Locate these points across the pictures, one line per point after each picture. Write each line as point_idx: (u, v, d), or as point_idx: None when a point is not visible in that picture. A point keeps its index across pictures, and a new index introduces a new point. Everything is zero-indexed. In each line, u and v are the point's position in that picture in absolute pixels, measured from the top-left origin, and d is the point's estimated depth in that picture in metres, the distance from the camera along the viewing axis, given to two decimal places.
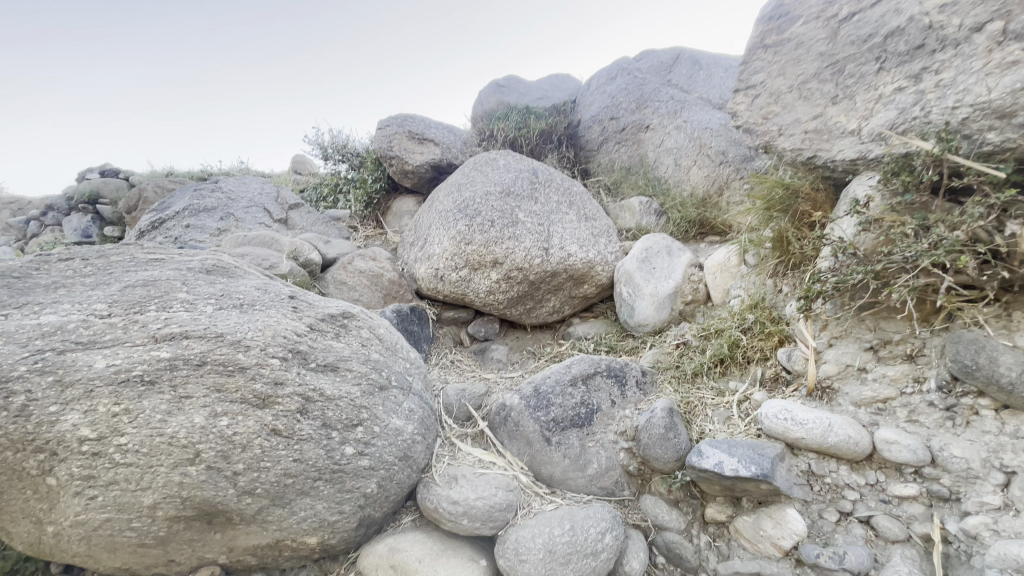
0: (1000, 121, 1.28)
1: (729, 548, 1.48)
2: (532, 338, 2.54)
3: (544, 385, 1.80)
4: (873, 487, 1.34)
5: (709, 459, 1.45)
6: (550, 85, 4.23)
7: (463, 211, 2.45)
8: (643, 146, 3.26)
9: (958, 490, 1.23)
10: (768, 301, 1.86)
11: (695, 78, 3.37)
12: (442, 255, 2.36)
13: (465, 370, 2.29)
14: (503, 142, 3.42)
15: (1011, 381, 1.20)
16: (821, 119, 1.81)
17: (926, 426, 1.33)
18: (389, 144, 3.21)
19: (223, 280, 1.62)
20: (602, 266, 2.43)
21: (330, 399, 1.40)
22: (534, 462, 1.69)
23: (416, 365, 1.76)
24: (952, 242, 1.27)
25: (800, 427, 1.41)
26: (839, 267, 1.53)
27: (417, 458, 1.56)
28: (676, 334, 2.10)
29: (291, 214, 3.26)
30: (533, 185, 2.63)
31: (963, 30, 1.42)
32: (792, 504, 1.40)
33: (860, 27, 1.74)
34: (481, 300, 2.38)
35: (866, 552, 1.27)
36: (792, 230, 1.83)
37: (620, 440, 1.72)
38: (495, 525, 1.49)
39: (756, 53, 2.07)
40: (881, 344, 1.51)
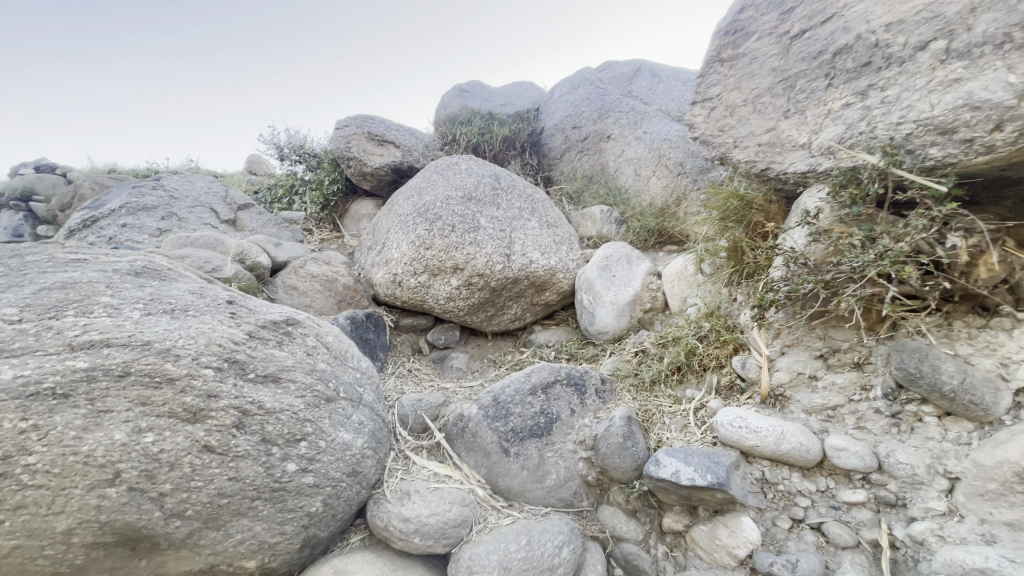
0: (942, 137, 1.32)
1: (686, 558, 1.47)
2: (493, 346, 2.49)
3: (503, 394, 1.75)
4: (823, 493, 1.36)
5: (667, 468, 1.44)
6: (513, 92, 4.22)
7: (423, 215, 2.38)
8: (605, 155, 3.29)
9: (904, 496, 1.25)
10: (723, 310, 1.89)
11: (655, 90, 3.44)
12: (400, 260, 2.29)
13: (423, 379, 2.22)
14: (465, 146, 3.37)
15: (954, 389, 1.25)
16: (774, 132, 1.85)
17: (872, 432, 1.36)
18: (347, 144, 3.10)
19: (154, 283, 1.50)
20: (564, 274, 2.40)
21: (269, 413, 1.31)
22: (491, 474, 1.64)
23: (367, 375, 1.68)
24: (896, 253, 1.31)
25: (755, 435, 1.42)
26: (791, 277, 1.56)
27: (367, 473, 1.48)
28: (635, 341, 2.10)
29: (241, 215, 3.09)
30: (495, 191, 2.58)
31: (908, 49, 1.47)
32: (747, 512, 1.40)
33: (810, 43, 1.79)
34: (441, 307, 2.32)
35: (818, 559, 1.28)
36: (746, 240, 1.87)
37: (579, 449, 1.69)
38: (449, 542, 1.42)
39: (712, 66, 2.12)
40: (829, 352, 1.55)
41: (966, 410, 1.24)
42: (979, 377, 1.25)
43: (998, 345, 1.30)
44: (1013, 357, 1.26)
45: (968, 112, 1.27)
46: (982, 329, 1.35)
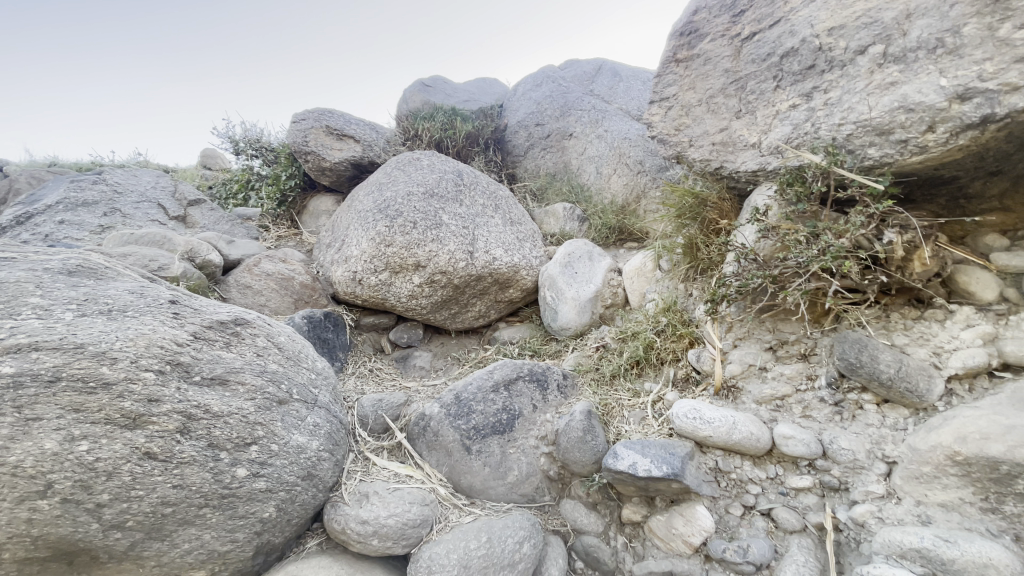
0: (879, 138, 1.39)
1: (644, 548, 1.50)
2: (456, 344, 2.48)
3: (465, 392, 1.74)
4: (772, 480, 1.41)
5: (624, 460, 1.46)
6: (477, 88, 4.19)
7: (383, 211, 2.34)
8: (567, 153, 3.31)
9: (846, 480, 1.31)
10: (680, 304, 1.94)
11: (615, 90, 3.49)
12: (360, 257, 2.24)
13: (385, 378, 2.17)
14: (428, 142, 3.29)
15: (890, 377, 1.32)
16: (727, 132, 1.90)
17: (817, 420, 1.42)
18: (304, 138, 3.00)
19: (90, 283, 1.41)
20: (527, 271, 2.40)
21: (216, 417, 1.26)
22: (452, 473, 1.63)
23: (323, 376, 1.63)
24: (837, 249, 1.37)
25: (708, 425, 1.46)
26: (741, 272, 1.61)
27: (324, 476, 1.45)
28: (597, 337, 2.13)
29: (191, 211, 2.96)
30: (457, 187, 2.56)
31: (849, 53, 1.54)
32: (701, 501, 1.44)
33: (759, 46, 1.84)
34: (403, 305, 2.29)
35: (767, 544, 1.33)
36: (700, 237, 1.93)
37: (541, 444, 1.70)
38: (408, 543, 1.40)
39: (668, 66, 2.16)
40: (778, 344, 1.61)
41: (902, 397, 1.31)
42: (913, 366, 1.32)
43: (930, 335, 1.38)
44: (944, 347, 1.35)
45: (903, 113, 1.34)
46: (917, 320, 1.43)
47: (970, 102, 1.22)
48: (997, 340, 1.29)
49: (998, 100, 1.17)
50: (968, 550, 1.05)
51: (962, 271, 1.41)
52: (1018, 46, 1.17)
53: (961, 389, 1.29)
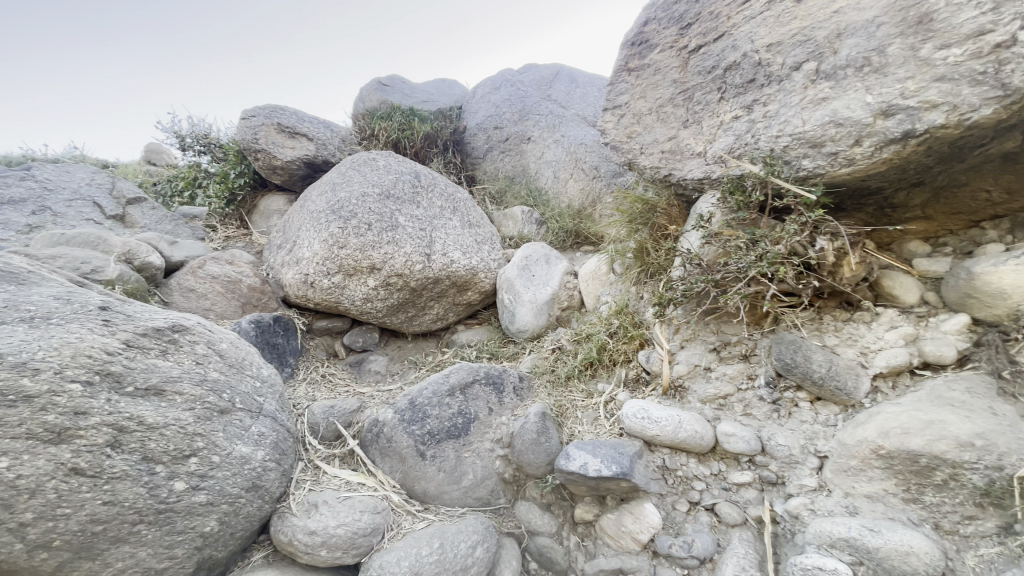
0: (812, 150, 1.47)
1: (595, 547, 1.53)
2: (413, 347, 2.45)
3: (420, 396, 1.71)
4: (716, 476, 1.47)
5: (576, 461, 1.49)
6: (435, 89, 4.17)
7: (336, 212, 2.27)
8: (525, 156, 3.34)
9: (783, 474, 1.38)
10: (632, 307, 2.00)
11: (572, 95, 3.56)
12: (311, 259, 2.17)
13: (338, 384, 2.12)
14: (385, 142, 3.20)
15: (822, 375, 1.40)
16: (676, 140, 1.96)
17: (757, 417, 1.49)
18: (254, 135, 2.90)
19: (8, 288, 1.30)
20: (485, 274, 2.40)
21: (151, 429, 1.20)
22: (406, 479, 1.61)
23: (269, 384, 1.58)
24: (774, 255, 1.44)
25: (656, 425, 1.50)
26: (687, 276, 1.68)
27: (269, 487, 1.41)
28: (553, 339, 2.16)
29: (130, 210, 2.80)
30: (415, 189, 2.50)
31: (785, 68, 1.62)
32: (649, 499, 1.48)
33: (705, 59, 1.91)
34: (357, 308, 2.25)
35: (710, 538, 1.38)
36: (650, 242, 2.02)
37: (496, 447, 1.70)
38: (358, 552, 1.38)
39: (621, 75, 2.22)
40: (722, 345, 1.68)
41: (833, 395, 1.39)
42: (843, 365, 1.41)
43: (859, 337, 1.48)
44: (870, 347, 1.44)
45: (833, 127, 1.42)
46: (847, 322, 1.52)
47: (893, 118, 1.30)
48: (918, 340, 1.39)
49: (918, 116, 1.26)
50: (891, 539, 1.12)
51: (887, 276, 1.51)
52: (936, 66, 1.25)
53: (885, 386, 1.38)
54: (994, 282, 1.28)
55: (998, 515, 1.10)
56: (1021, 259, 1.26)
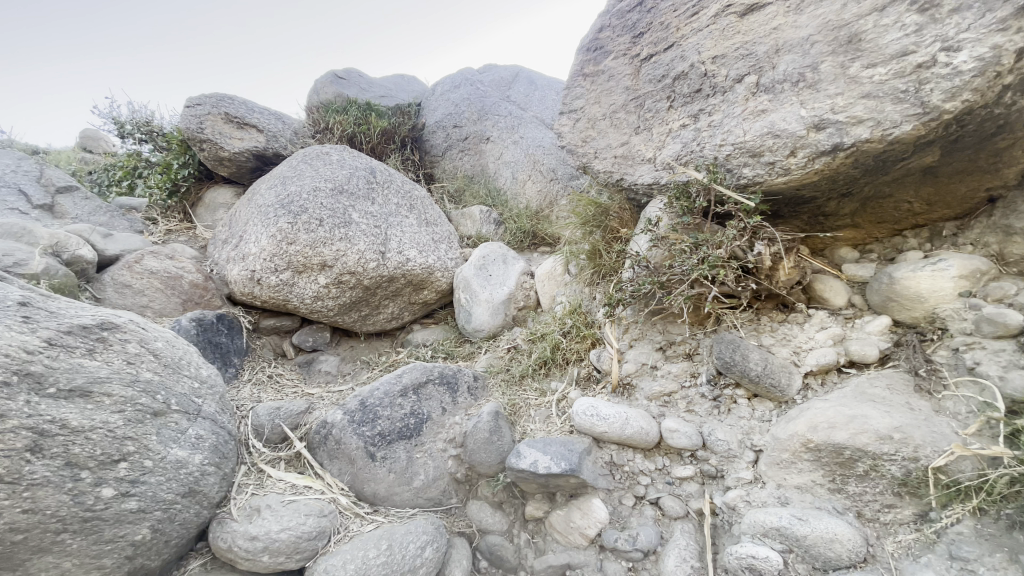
0: (752, 159, 1.54)
1: (545, 543, 1.55)
2: (366, 347, 2.41)
3: (370, 397, 1.67)
4: (660, 471, 1.52)
5: (526, 459, 1.51)
6: (394, 84, 4.10)
7: (285, 206, 2.19)
8: (484, 156, 3.34)
9: (722, 468, 1.45)
10: (585, 307, 2.04)
11: (531, 98, 3.62)
12: (258, 255, 2.10)
13: (286, 385, 2.05)
14: (340, 136, 3.12)
15: (757, 373, 1.47)
16: (627, 146, 2.01)
17: (699, 414, 1.56)
18: (199, 124, 2.75)
19: None
20: (441, 273, 2.39)
21: (76, 433, 1.12)
22: (355, 481, 1.58)
23: (208, 385, 1.51)
24: (715, 258, 1.51)
25: (604, 422, 1.54)
26: (636, 277, 1.74)
27: (208, 493, 1.36)
28: (509, 339, 2.17)
29: (60, 199, 2.61)
30: (369, 185, 2.43)
31: (728, 80, 1.69)
32: (597, 494, 1.52)
33: (655, 68, 1.97)
34: (307, 306, 2.19)
35: (654, 531, 1.43)
36: (603, 244, 2.09)
37: (449, 447, 1.69)
38: (302, 557, 1.34)
39: (576, 80, 2.26)
40: (667, 344, 1.75)
41: (768, 392, 1.47)
42: (777, 364, 1.49)
43: (792, 336, 1.57)
44: (802, 346, 1.53)
45: (771, 138, 1.49)
46: (782, 322, 1.61)
47: (824, 131, 1.38)
48: (845, 340, 1.49)
49: (846, 131, 1.34)
50: (818, 527, 1.20)
51: (819, 279, 1.61)
52: (863, 84, 1.34)
53: (815, 383, 1.47)
54: (912, 286, 1.40)
55: (914, 503, 1.18)
56: (936, 266, 1.39)
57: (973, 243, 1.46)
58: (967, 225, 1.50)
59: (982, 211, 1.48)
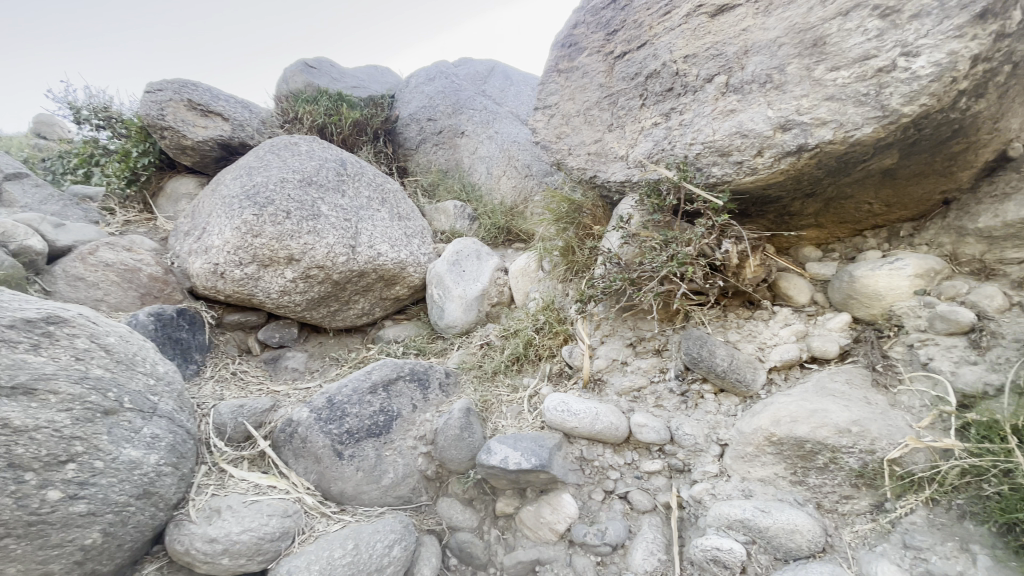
0: (721, 158, 1.56)
1: (515, 539, 1.55)
2: (336, 343, 2.36)
3: (339, 394, 1.63)
4: (629, 465, 1.54)
5: (496, 455, 1.50)
6: (367, 75, 4.02)
7: (251, 197, 2.12)
8: (459, 150, 3.31)
9: (689, 462, 1.48)
10: (558, 303, 2.04)
11: (506, 93, 3.61)
12: (221, 248, 2.03)
13: (250, 382, 1.99)
14: (310, 127, 3.05)
15: (724, 369, 1.50)
16: (601, 143, 2.02)
17: (667, 409, 1.58)
18: (160, 111, 2.64)
19: None
20: (414, 268, 2.35)
21: (18, 433, 1.07)
22: (321, 480, 1.54)
23: (166, 382, 1.45)
24: (683, 256, 1.53)
25: (574, 417, 1.55)
26: (607, 274, 1.75)
27: (165, 494, 1.30)
28: (482, 335, 2.16)
29: (7, 187, 2.47)
30: (339, 177, 2.38)
31: (699, 80, 1.71)
32: (567, 489, 1.52)
33: (629, 65, 1.98)
34: (273, 301, 2.13)
35: (622, 525, 1.44)
36: (576, 241, 2.10)
37: (419, 445, 1.66)
38: (264, 559, 1.31)
39: (551, 76, 2.26)
40: (637, 340, 1.77)
41: (733, 387, 1.50)
42: (742, 360, 1.52)
43: (757, 333, 1.60)
44: (767, 342, 1.57)
45: (739, 138, 1.52)
46: (748, 319, 1.65)
47: (790, 132, 1.41)
48: (807, 337, 1.53)
49: (809, 132, 1.37)
50: (779, 518, 1.23)
51: (784, 277, 1.64)
52: (827, 86, 1.37)
53: (779, 378, 1.51)
54: (871, 284, 1.45)
55: (870, 494, 1.22)
56: (893, 265, 1.44)
57: (929, 244, 1.52)
58: (923, 226, 1.56)
59: (937, 212, 1.54)
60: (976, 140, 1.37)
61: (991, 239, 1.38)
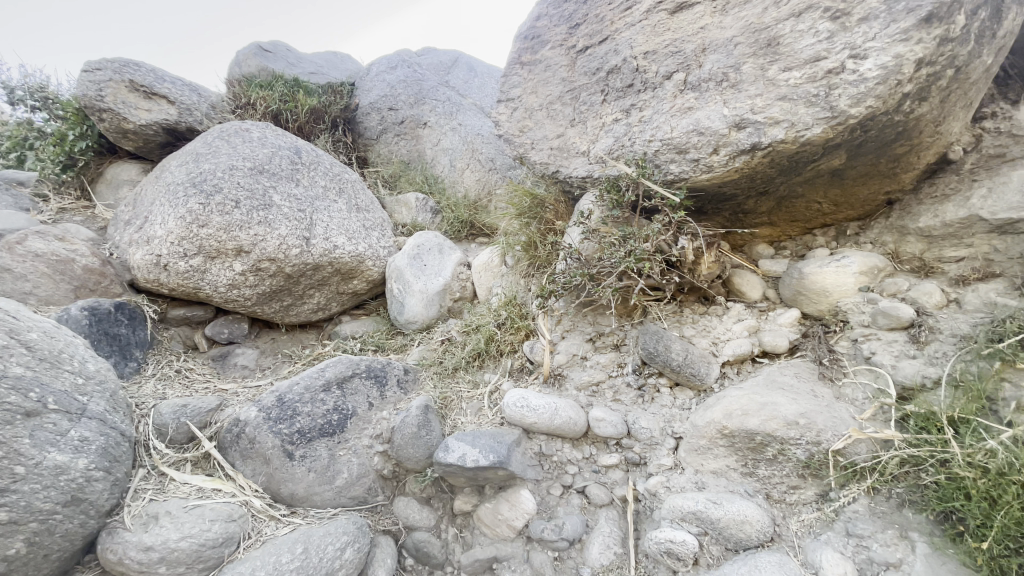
0: (678, 155, 1.57)
1: (472, 537, 1.54)
2: (289, 340, 2.28)
3: (289, 392, 1.57)
4: (587, 459, 1.54)
5: (454, 453, 1.47)
6: (326, 62, 3.89)
7: (197, 185, 2.01)
8: (421, 142, 3.25)
9: (645, 455, 1.49)
10: (520, 298, 2.03)
11: (470, 85, 3.58)
12: (164, 239, 1.92)
13: (196, 380, 1.90)
14: (263, 113, 2.92)
15: (679, 363, 1.52)
16: (563, 138, 2.01)
17: (625, 403, 1.59)
18: (99, 91, 2.47)
19: None
20: (373, 262, 2.29)
21: None
22: (270, 482, 1.48)
23: (96, 380, 1.36)
24: (641, 252, 1.55)
25: (534, 413, 1.54)
26: (568, 269, 1.75)
27: (97, 500, 1.22)
28: (442, 330, 2.12)
29: None
30: (293, 165, 2.28)
31: (658, 76, 1.72)
32: (526, 486, 1.51)
33: (590, 60, 1.98)
34: (221, 295, 2.04)
35: (579, 520, 1.45)
36: (539, 236, 2.09)
37: (375, 443, 1.62)
38: (205, 567, 1.24)
39: (514, 68, 2.23)
40: (597, 336, 1.78)
41: (688, 380, 1.53)
42: (696, 354, 1.55)
43: (711, 328, 1.63)
44: (720, 337, 1.60)
45: (695, 136, 1.53)
46: (703, 314, 1.68)
47: (744, 131, 1.44)
48: (759, 332, 1.57)
49: (763, 131, 1.40)
50: (730, 510, 1.25)
51: (738, 274, 1.68)
52: (780, 86, 1.40)
53: (731, 372, 1.54)
54: (819, 281, 1.50)
55: (816, 484, 1.26)
56: (840, 262, 1.49)
57: (872, 242, 1.59)
58: (867, 225, 1.63)
59: (881, 212, 1.61)
60: (918, 143, 1.41)
61: (930, 238, 1.45)
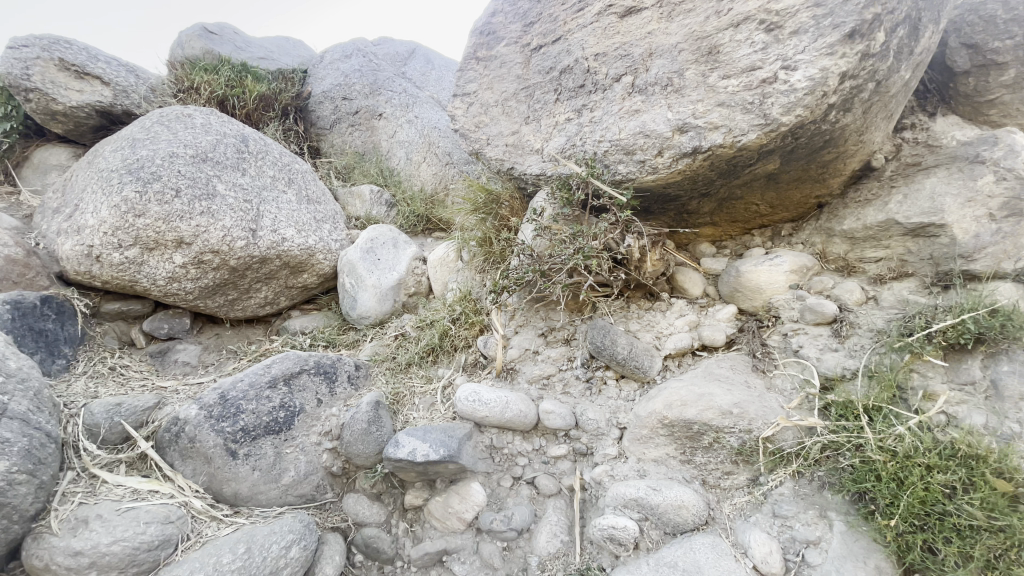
0: (626, 156, 1.62)
1: (423, 530, 1.54)
2: (235, 336, 2.22)
3: (232, 390, 1.52)
4: (537, 451, 1.58)
5: (404, 448, 1.47)
6: (277, 46, 3.75)
7: (134, 172, 1.90)
8: (376, 133, 3.20)
9: (592, 445, 1.55)
10: (475, 294, 2.04)
11: (427, 77, 3.54)
12: (96, 229, 1.82)
13: (132, 377, 1.82)
14: (208, 98, 2.78)
15: (624, 357, 1.58)
16: (517, 135, 2.02)
17: (573, 395, 1.64)
18: (24, 69, 2.30)
19: None
20: (324, 255, 2.24)
21: None
22: (212, 481, 1.44)
23: (18, 379, 1.28)
24: (588, 250, 1.60)
25: (484, 406, 1.56)
26: (520, 265, 1.78)
27: (21, 504, 1.16)
28: (396, 326, 2.11)
29: None
30: (239, 154, 2.19)
31: (608, 78, 1.76)
32: (476, 478, 1.53)
33: (544, 59, 2.00)
34: (160, 288, 1.96)
35: (528, 510, 1.48)
36: (494, 232, 2.11)
37: (324, 440, 1.60)
38: (139, 570, 1.20)
39: (470, 63, 2.23)
40: (548, 330, 1.82)
41: (632, 373, 1.59)
42: (640, 348, 1.61)
43: (655, 322, 1.70)
44: (663, 332, 1.67)
45: (642, 138, 1.58)
46: (648, 309, 1.74)
47: (686, 134, 1.50)
48: (699, 326, 1.65)
49: (704, 135, 1.46)
50: (668, 496, 1.32)
51: (680, 272, 1.76)
52: (719, 93, 1.46)
53: (673, 365, 1.62)
54: (754, 279, 1.59)
55: (747, 470, 1.34)
56: (773, 261, 1.59)
57: (803, 243, 1.70)
58: (800, 227, 1.73)
59: (812, 215, 1.71)
60: (844, 151, 1.51)
61: (853, 240, 1.56)
